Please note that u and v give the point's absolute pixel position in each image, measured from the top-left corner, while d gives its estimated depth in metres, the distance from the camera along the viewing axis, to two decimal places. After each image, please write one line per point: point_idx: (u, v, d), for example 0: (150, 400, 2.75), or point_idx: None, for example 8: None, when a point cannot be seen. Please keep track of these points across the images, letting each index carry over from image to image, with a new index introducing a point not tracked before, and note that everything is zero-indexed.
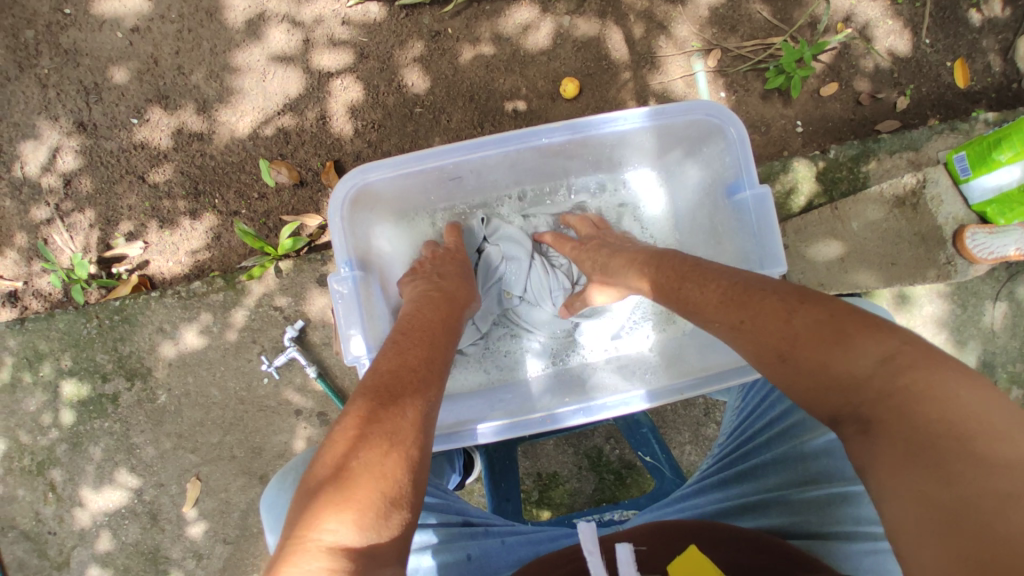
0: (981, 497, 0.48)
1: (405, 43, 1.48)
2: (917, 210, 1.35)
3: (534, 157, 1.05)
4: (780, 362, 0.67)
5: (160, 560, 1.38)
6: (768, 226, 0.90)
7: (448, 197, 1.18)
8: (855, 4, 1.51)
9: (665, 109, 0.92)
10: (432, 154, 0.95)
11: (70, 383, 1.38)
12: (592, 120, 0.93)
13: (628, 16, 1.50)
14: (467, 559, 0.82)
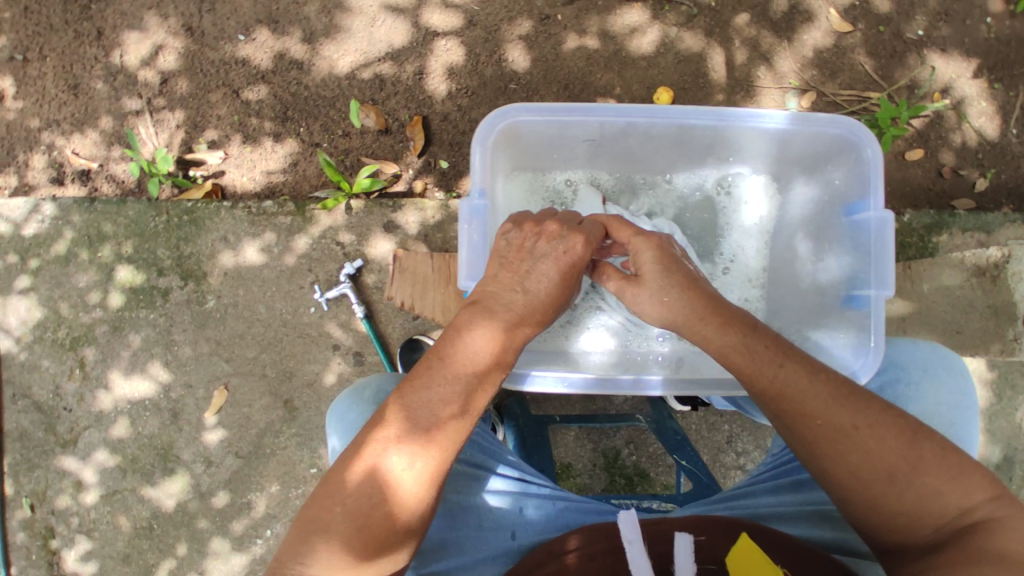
0: None
1: (514, 20, 1.51)
2: (996, 282, 1.37)
3: (658, 146, 0.93)
4: (891, 480, 0.72)
5: (170, 457, 1.39)
6: (884, 256, 0.76)
7: (572, 151, 0.94)
8: (955, 78, 1.52)
9: (808, 116, 0.80)
10: (568, 112, 0.84)
11: (126, 269, 1.40)
12: (739, 111, 0.82)
13: (733, 40, 1.52)
14: (520, 513, 0.90)
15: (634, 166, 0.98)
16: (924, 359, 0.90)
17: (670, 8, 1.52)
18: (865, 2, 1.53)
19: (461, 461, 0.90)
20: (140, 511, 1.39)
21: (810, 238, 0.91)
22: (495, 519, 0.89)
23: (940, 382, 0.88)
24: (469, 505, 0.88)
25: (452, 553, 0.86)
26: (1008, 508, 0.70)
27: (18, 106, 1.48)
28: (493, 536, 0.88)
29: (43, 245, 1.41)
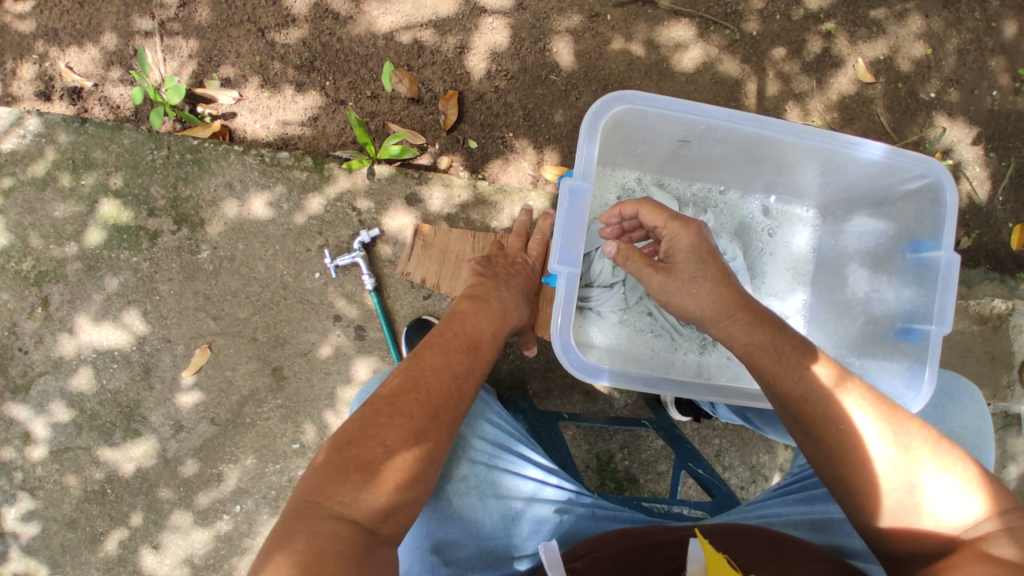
0: None
1: (564, 12, 1.49)
2: (997, 331, 1.38)
3: (739, 156, 0.92)
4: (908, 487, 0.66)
5: (136, 418, 1.26)
6: (946, 294, 0.78)
7: (656, 151, 0.93)
8: (956, 142, 1.64)
9: (899, 154, 0.81)
10: (677, 108, 0.80)
11: (111, 204, 1.26)
12: (837, 137, 0.82)
13: (768, 71, 1.57)
14: (561, 521, 0.82)
15: (707, 174, 0.99)
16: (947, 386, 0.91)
17: (715, 30, 1.54)
18: (889, 58, 1.62)
19: (501, 465, 0.84)
20: (93, 473, 1.25)
21: (866, 270, 0.91)
22: (538, 528, 0.81)
23: (964, 408, 0.89)
24: (512, 513, 0.81)
25: (488, 564, 0.77)
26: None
27: (16, 7, 1.31)
28: (539, 545, 0.80)
29: (19, 163, 1.24)
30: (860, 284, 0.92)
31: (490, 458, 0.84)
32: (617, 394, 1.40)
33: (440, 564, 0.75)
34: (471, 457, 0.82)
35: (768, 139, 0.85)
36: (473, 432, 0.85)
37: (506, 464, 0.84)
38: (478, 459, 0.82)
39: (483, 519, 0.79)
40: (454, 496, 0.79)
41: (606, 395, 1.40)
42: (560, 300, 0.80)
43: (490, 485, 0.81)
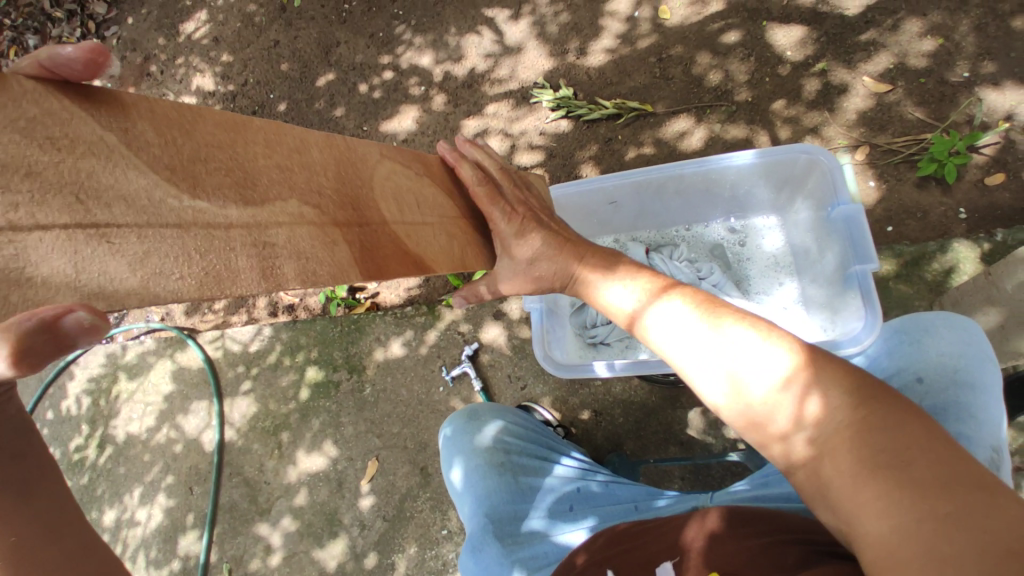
0: (927, 520, 0.59)
1: (584, 146, 1.91)
2: None
3: (673, 196, 1.15)
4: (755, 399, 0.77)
5: (335, 522, 1.70)
6: (863, 237, 0.90)
7: (609, 215, 1.21)
8: (1019, 105, 1.56)
9: (778, 150, 1.00)
10: (594, 181, 1.09)
11: (312, 369, 1.87)
12: (724, 157, 1.03)
13: (774, 121, 1.75)
14: (578, 490, 1.01)
15: (663, 220, 1.23)
16: (926, 321, 0.92)
17: (711, 110, 1.82)
18: (900, 63, 1.67)
19: (531, 454, 1.06)
20: (311, 571, 1.68)
21: (823, 247, 1.05)
22: (556, 496, 1.01)
23: (942, 334, 0.90)
24: (537, 486, 1.02)
25: (522, 525, 0.97)
26: (868, 403, 0.69)
27: None
28: (552, 506, 0.99)
29: (261, 356, 1.94)
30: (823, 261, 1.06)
31: (522, 450, 1.06)
32: (713, 439, 1.45)
33: (489, 523, 0.96)
34: (506, 447, 1.04)
35: (679, 178, 1.09)
36: (506, 432, 1.07)
37: (535, 454, 1.06)
38: (512, 451, 1.04)
39: (518, 490, 1.00)
40: (494, 476, 1.01)
41: (703, 442, 1.46)
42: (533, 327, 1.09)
43: (520, 467, 1.03)
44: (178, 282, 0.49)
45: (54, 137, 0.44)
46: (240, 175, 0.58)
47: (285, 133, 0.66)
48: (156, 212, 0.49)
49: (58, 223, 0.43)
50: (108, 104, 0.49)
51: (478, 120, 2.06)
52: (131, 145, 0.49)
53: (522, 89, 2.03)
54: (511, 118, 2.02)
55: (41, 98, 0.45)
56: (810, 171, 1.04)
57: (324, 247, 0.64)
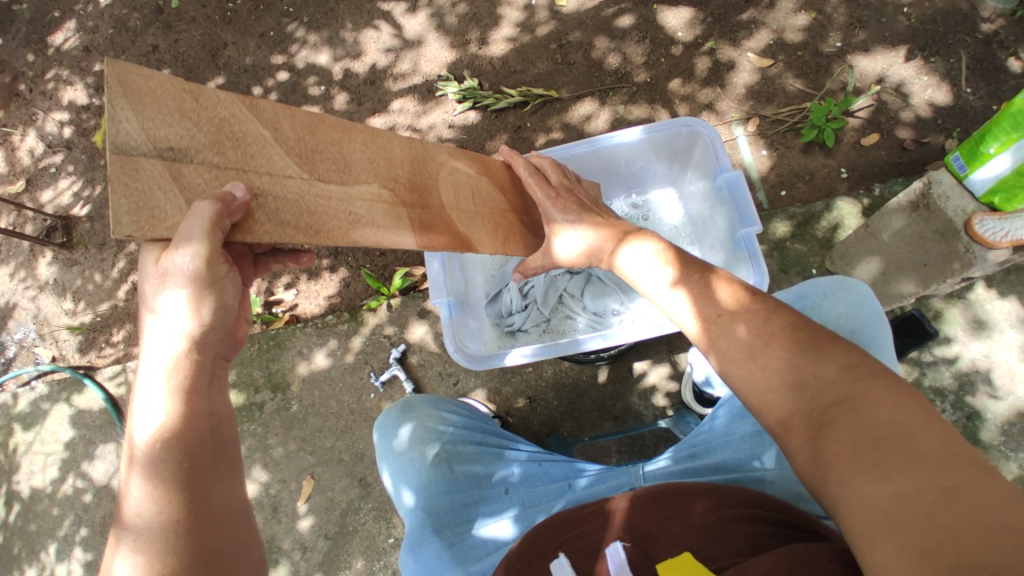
0: (926, 490, 0.57)
1: (495, 135, 1.90)
2: (930, 209, 1.20)
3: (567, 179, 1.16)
4: (751, 358, 0.76)
5: (274, 549, 1.61)
6: (742, 201, 0.94)
7: None
8: (887, 68, 1.70)
9: (657, 125, 1.03)
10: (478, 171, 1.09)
11: (231, 393, 1.76)
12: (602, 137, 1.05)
13: (673, 100, 1.82)
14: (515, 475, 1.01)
15: None
16: (824, 286, 1.06)
17: (613, 92, 1.86)
18: (778, 39, 1.79)
19: (465, 440, 1.03)
20: None
21: (716, 215, 1.08)
22: (493, 484, 1.00)
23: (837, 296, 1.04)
24: (472, 472, 0.99)
25: (459, 516, 0.95)
26: (868, 379, 0.68)
27: None
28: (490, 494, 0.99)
29: None
30: (716, 229, 1.09)
31: (458, 438, 1.03)
32: (644, 409, 1.50)
33: (426, 519, 0.93)
34: (439, 437, 1.01)
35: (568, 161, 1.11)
36: (437, 419, 1.04)
37: (469, 440, 1.04)
38: (445, 440, 1.01)
39: (454, 481, 0.97)
40: (428, 469, 0.97)
41: (635, 413, 1.51)
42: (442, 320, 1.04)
43: (455, 456, 1.00)
44: (291, 233, 0.65)
45: (234, 133, 0.64)
46: (341, 162, 0.73)
47: (382, 138, 0.80)
48: (282, 182, 0.67)
49: (214, 184, 0.62)
50: (266, 108, 0.67)
51: (384, 117, 2.00)
52: (274, 137, 0.67)
53: (426, 82, 1.99)
54: (418, 113, 1.97)
55: (228, 102, 0.64)
56: (694, 141, 1.07)
57: (392, 216, 0.77)
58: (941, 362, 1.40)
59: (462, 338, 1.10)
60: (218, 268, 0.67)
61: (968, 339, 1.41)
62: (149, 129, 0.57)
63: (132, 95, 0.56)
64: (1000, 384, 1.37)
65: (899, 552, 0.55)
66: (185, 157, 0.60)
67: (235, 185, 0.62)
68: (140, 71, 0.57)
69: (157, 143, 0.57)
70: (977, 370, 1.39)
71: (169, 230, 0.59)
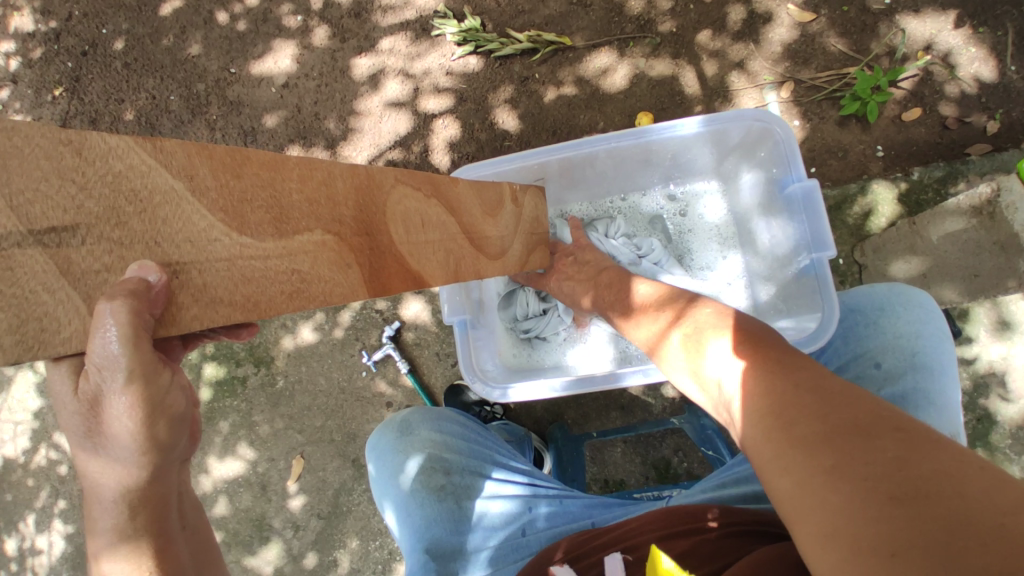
0: (811, 472, 0.50)
1: (498, 87, 1.69)
2: (994, 218, 1.35)
3: (613, 161, 1.15)
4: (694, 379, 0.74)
5: (264, 527, 1.57)
6: (816, 214, 0.94)
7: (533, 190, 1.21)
8: (936, 34, 1.53)
9: (721, 117, 1.01)
10: (527, 155, 1.06)
11: (211, 366, 1.65)
12: (660, 127, 1.03)
13: (700, 55, 1.62)
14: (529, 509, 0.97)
15: (606, 184, 1.24)
16: (881, 297, 1.04)
17: (635, 42, 1.65)
18: None
19: (473, 471, 1.00)
20: None
21: (772, 221, 1.10)
22: (505, 520, 0.96)
23: (898, 316, 1.00)
24: (479, 506, 0.97)
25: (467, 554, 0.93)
26: (755, 366, 0.64)
27: None
28: (502, 541, 0.95)
29: None
30: (771, 234, 1.11)
31: (467, 468, 1.01)
32: (652, 399, 1.45)
33: (429, 561, 0.91)
34: (445, 467, 0.99)
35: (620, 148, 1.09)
36: (443, 447, 1.01)
37: (478, 470, 1.01)
38: (452, 469, 0.99)
39: (458, 517, 0.95)
40: (435, 504, 0.95)
41: (642, 403, 1.46)
42: (461, 344, 1.03)
43: (462, 489, 0.98)
44: (227, 314, 0.44)
45: (136, 191, 0.39)
46: (279, 209, 0.48)
47: (321, 165, 0.53)
48: (210, 251, 0.43)
49: (117, 268, 0.39)
50: (175, 147, 0.41)
51: (372, 58, 1.75)
52: (191, 190, 0.41)
53: (421, 18, 1.74)
54: (412, 55, 1.74)
55: (122, 145, 0.38)
56: (757, 137, 1.06)
57: (341, 268, 0.54)
58: (958, 363, 1.38)
59: (478, 360, 1.08)
60: (161, 379, 0.50)
61: (991, 340, 1.37)
62: (15, 205, 0.34)
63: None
64: (1013, 388, 1.36)
65: (814, 536, 0.47)
66: (75, 230, 0.37)
67: (148, 269, 0.40)
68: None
69: (32, 223, 0.35)
70: (994, 372, 1.37)
71: (65, 344, 0.39)
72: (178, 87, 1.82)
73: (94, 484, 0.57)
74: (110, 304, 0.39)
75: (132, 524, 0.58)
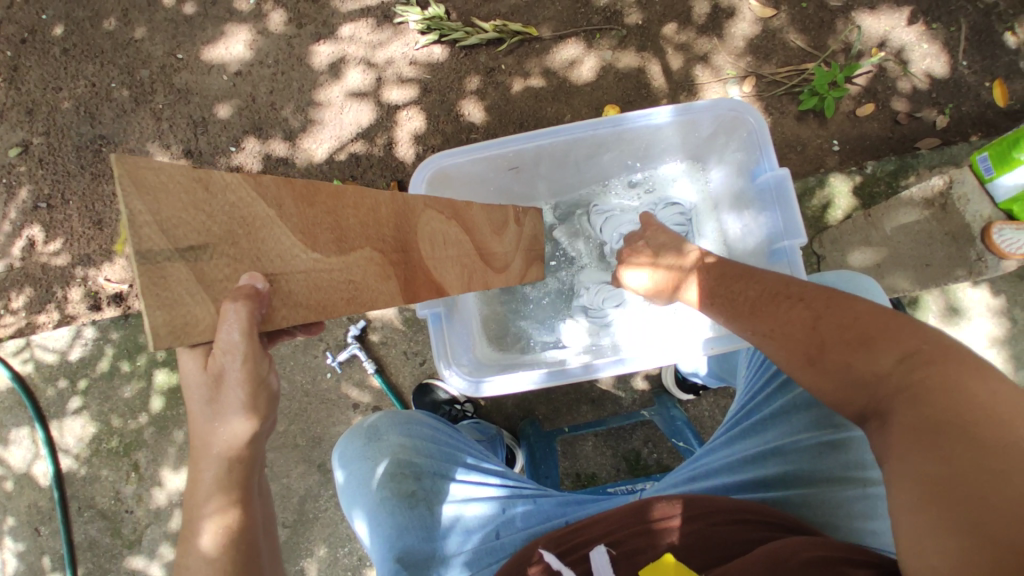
0: (979, 473, 0.52)
1: (464, 78, 1.65)
2: (946, 210, 1.39)
3: (584, 150, 1.13)
4: (808, 363, 0.73)
5: None
6: (787, 203, 0.95)
7: (502, 180, 1.18)
8: (889, 31, 1.58)
9: (694, 107, 1.01)
10: (495, 144, 1.04)
11: (164, 372, 1.57)
12: (632, 116, 1.02)
13: (666, 49, 1.62)
14: (502, 510, 0.95)
15: (578, 173, 1.23)
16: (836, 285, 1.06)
17: (602, 35, 1.63)
18: None
19: (444, 475, 0.97)
20: None
21: (743, 211, 1.11)
22: (479, 523, 0.94)
23: None
24: (451, 510, 0.94)
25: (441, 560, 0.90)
26: (925, 371, 0.61)
27: (49, 247, 1.66)
28: (477, 545, 0.92)
29: (88, 365, 1.60)
30: (743, 224, 1.12)
31: (437, 471, 0.97)
32: (622, 392, 1.45)
33: (401, 570, 0.87)
34: (415, 472, 0.95)
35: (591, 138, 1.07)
36: (414, 450, 0.98)
37: (450, 474, 0.98)
38: (422, 473, 0.95)
39: (431, 524, 0.92)
40: (406, 510, 0.92)
41: (613, 396, 1.45)
42: (434, 336, 0.99)
43: (434, 494, 0.94)
44: (303, 314, 0.57)
45: (244, 220, 0.51)
46: (339, 230, 0.61)
47: (372, 195, 0.67)
48: (291, 261, 0.55)
49: (233, 277, 0.51)
50: (269, 182, 0.53)
51: (331, 45, 1.68)
52: (279, 216, 0.54)
53: (383, 5, 1.67)
54: (373, 43, 1.67)
55: (235, 183, 0.51)
56: (729, 126, 1.07)
57: (381, 277, 0.67)
58: None
59: (455, 350, 1.04)
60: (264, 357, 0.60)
61: (940, 326, 1.43)
62: (164, 227, 0.45)
63: (144, 190, 0.44)
64: None
65: (944, 533, 0.51)
66: (206, 250, 0.48)
67: (255, 277, 0.53)
68: (150, 164, 0.44)
69: (178, 242, 0.46)
70: None
71: (201, 334, 0.51)
72: (119, 74, 1.70)
73: (204, 441, 0.64)
74: (231, 302, 0.50)
75: (229, 476, 0.65)
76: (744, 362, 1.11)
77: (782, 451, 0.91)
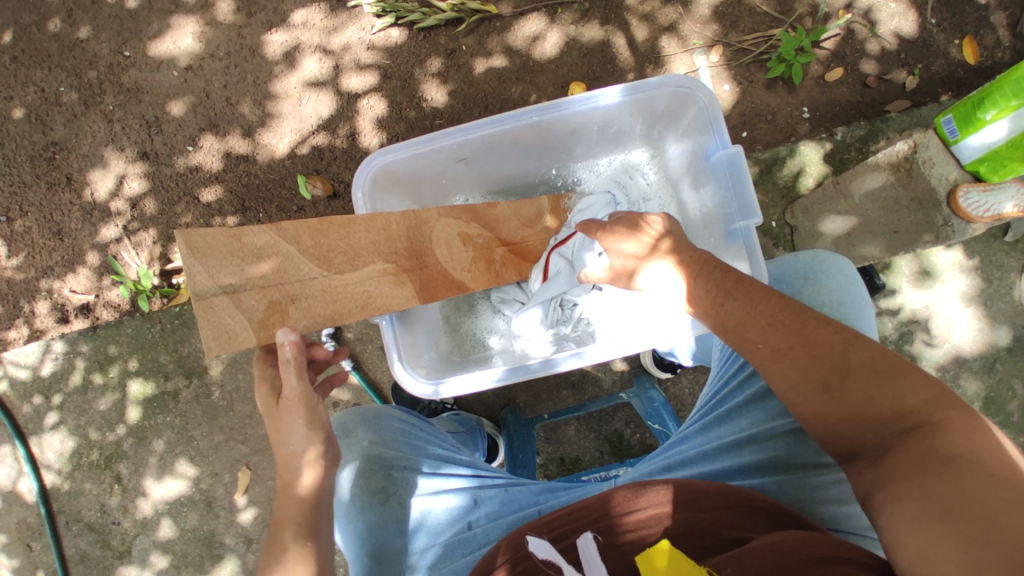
0: (990, 499, 0.54)
1: (425, 62, 1.59)
2: (912, 175, 1.41)
3: (534, 136, 1.11)
4: (825, 390, 0.72)
5: (215, 544, 1.51)
6: (742, 181, 0.94)
7: (452, 171, 1.16)
8: None
9: (641, 85, 0.99)
10: (438, 137, 1.01)
11: (138, 382, 1.54)
12: (576, 99, 0.99)
13: (630, 20, 1.57)
14: (475, 503, 0.95)
15: (531, 160, 1.21)
16: (806, 265, 1.03)
17: (564, 8, 1.58)
18: None
19: (415, 470, 0.97)
20: None
21: (700, 189, 1.10)
22: (451, 517, 0.94)
23: (822, 285, 1.00)
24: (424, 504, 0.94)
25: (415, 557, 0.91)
26: (950, 413, 0.63)
27: (10, 262, 1.61)
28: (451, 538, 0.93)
29: (61, 380, 1.57)
30: (700, 202, 1.11)
31: (411, 466, 0.97)
32: (601, 374, 1.45)
33: (375, 567, 0.89)
34: (386, 468, 0.95)
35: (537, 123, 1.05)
36: (387, 448, 0.97)
37: (421, 471, 0.97)
38: (394, 468, 0.95)
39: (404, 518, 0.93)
40: (378, 507, 0.92)
41: (593, 379, 1.45)
42: (389, 346, 0.97)
43: (406, 490, 0.95)
44: (322, 320, 0.85)
45: (263, 254, 0.81)
46: (350, 252, 0.90)
47: (382, 219, 0.94)
48: (309, 284, 0.85)
49: (264, 300, 0.80)
50: (288, 228, 0.84)
51: (284, 33, 1.61)
52: (298, 250, 0.84)
53: None
54: (328, 29, 1.60)
55: (260, 233, 0.81)
56: (682, 103, 1.05)
57: (394, 284, 0.94)
58: (885, 314, 1.44)
59: (415, 352, 1.04)
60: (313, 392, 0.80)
61: (913, 290, 1.44)
62: (211, 267, 0.76)
63: (196, 249, 0.75)
64: (937, 333, 1.43)
65: (955, 545, 0.52)
66: (241, 287, 0.78)
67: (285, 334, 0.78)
68: (198, 232, 0.75)
69: (221, 283, 0.77)
70: (917, 320, 1.43)
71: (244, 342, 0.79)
72: (64, 76, 1.62)
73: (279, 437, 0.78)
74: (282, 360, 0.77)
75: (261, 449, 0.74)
76: (717, 346, 1.09)
77: (756, 436, 0.91)
